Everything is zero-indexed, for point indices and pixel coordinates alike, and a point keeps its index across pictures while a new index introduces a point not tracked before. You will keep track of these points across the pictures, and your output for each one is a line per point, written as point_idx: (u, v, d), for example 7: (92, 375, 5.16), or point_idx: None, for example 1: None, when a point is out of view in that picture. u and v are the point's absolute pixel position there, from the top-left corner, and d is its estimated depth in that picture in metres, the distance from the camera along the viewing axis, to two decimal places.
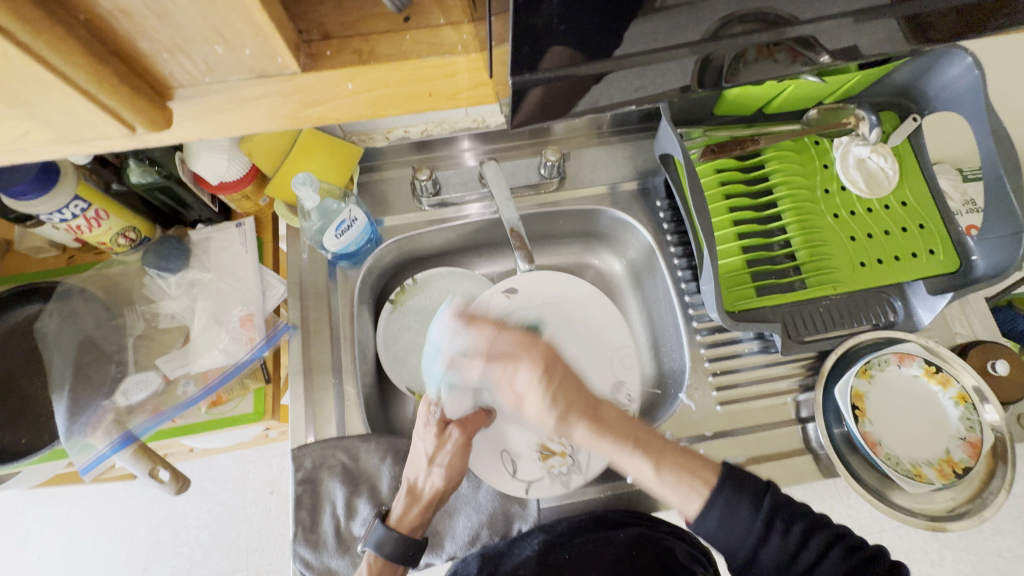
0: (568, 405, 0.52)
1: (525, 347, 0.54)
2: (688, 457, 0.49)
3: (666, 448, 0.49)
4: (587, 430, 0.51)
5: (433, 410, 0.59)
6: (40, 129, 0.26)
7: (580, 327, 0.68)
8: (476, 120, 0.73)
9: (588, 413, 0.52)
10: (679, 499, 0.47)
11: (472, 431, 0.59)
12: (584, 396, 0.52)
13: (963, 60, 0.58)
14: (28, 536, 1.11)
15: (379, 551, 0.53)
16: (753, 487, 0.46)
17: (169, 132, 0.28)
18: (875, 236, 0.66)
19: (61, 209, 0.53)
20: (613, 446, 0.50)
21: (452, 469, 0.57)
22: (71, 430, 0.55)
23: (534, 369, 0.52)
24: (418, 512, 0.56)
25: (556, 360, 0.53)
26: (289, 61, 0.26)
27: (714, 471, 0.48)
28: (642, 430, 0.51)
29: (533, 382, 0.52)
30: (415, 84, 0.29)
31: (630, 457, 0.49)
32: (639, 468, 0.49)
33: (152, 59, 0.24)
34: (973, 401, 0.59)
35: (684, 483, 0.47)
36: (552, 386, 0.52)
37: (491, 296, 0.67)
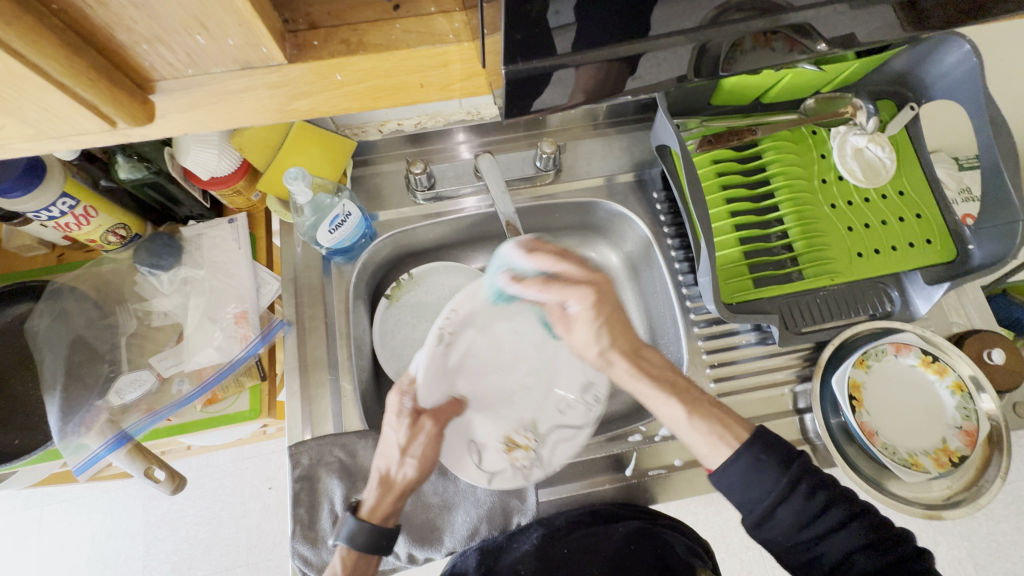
0: (613, 343, 0.57)
1: (582, 280, 0.55)
2: (722, 415, 0.52)
3: (700, 400, 0.53)
4: (630, 367, 0.56)
5: (406, 400, 0.53)
6: (17, 126, 0.25)
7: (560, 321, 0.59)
8: (471, 112, 0.72)
9: (633, 356, 0.57)
10: (704, 447, 0.51)
11: (444, 422, 0.55)
12: (628, 337, 0.58)
13: (961, 47, 0.58)
14: (26, 535, 1.10)
15: (351, 544, 0.50)
16: (786, 453, 0.46)
17: (150, 126, 0.27)
18: (873, 226, 0.66)
19: (49, 206, 0.52)
20: (652, 388, 0.55)
21: (425, 460, 0.54)
22: (64, 430, 0.55)
23: (588, 299, 0.55)
24: (392, 501, 0.53)
25: (608, 296, 0.56)
26: (273, 52, 0.25)
27: (745, 431, 0.50)
28: (679, 379, 0.55)
29: (585, 310, 0.55)
30: (406, 75, 0.28)
31: (664, 401, 0.54)
32: (671, 411, 0.53)
33: (131, 51, 0.24)
34: (969, 390, 0.59)
35: (714, 433, 0.50)
36: (601, 317, 0.56)
37: (478, 284, 0.54)
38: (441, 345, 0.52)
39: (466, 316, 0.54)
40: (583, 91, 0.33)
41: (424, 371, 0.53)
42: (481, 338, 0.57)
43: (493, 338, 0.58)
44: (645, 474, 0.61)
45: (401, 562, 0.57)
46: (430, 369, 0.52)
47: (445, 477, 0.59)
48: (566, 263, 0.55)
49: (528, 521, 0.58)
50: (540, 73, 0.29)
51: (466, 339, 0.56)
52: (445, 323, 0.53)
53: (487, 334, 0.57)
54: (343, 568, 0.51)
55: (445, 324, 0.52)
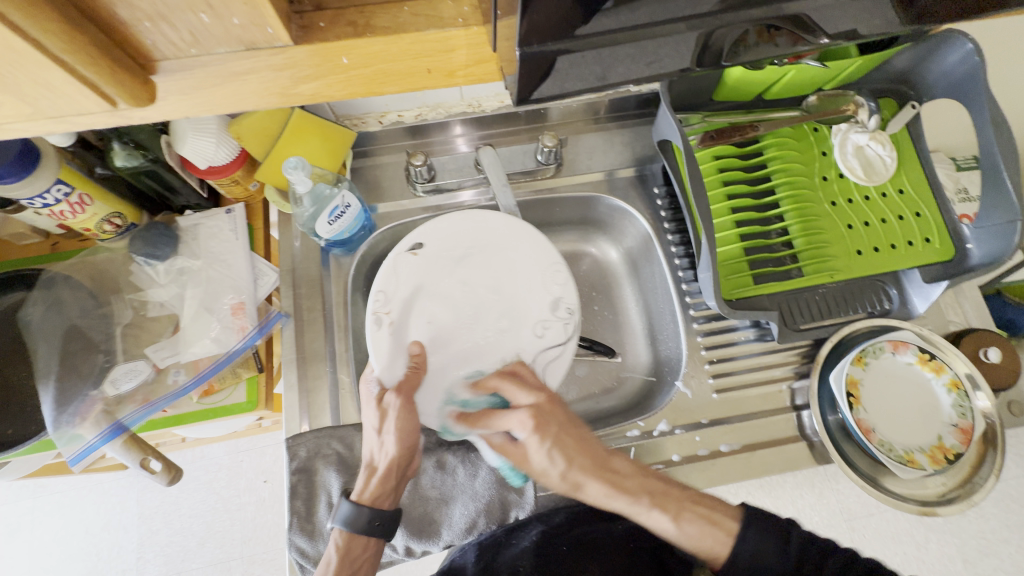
0: (571, 463, 0.50)
1: (520, 401, 0.53)
2: (708, 508, 0.51)
3: (682, 500, 0.51)
4: (604, 488, 0.50)
5: (371, 385, 0.54)
6: (15, 104, 0.24)
7: (509, 255, 0.62)
8: (472, 105, 0.72)
9: (602, 472, 0.51)
10: (702, 549, 0.49)
11: (410, 390, 0.54)
12: (588, 453, 0.51)
13: (963, 46, 0.58)
14: (18, 526, 1.10)
15: (347, 526, 0.51)
16: (771, 526, 0.48)
17: (151, 107, 0.26)
18: (872, 224, 0.66)
19: (43, 193, 0.51)
20: (629, 504, 0.50)
21: (404, 433, 0.52)
22: (59, 420, 0.54)
23: (527, 422, 0.50)
24: (380, 484, 0.52)
25: (553, 413, 0.52)
26: (279, 33, 0.25)
27: (734, 518, 0.50)
28: (654, 483, 0.52)
29: (528, 437, 0.50)
30: (414, 59, 0.28)
31: (647, 512, 0.51)
32: (658, 521, 0.51)
33: (133, 28, 0.23)
34: (966, 387, 0.60)
35: (706, 532, 0.49)
36: (548, 441, 0.49)
37: (398, 258, 0.60)
38: (381, 327, 0.57)
39: (402, 293, 0.59)
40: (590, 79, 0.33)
41: (375, 356, 0.55)
42: (437, 302, 0.59)
43: (444, 299, 0.60)
44: None
45: (398, 555, 0.57)
46: (382, 352, 0.56)
47: (443, 470, 0.59)
48: (507, 387, 0.54)
49: (525, 516, 0.59)
50: (547, 58, 0.28)
51: (416, 309, 0.59)
52: (380, 306, 0.58)
53: (439, 296, 0.60)
54: (337, 554, 0.50)
55: (378, 307, 0.58)
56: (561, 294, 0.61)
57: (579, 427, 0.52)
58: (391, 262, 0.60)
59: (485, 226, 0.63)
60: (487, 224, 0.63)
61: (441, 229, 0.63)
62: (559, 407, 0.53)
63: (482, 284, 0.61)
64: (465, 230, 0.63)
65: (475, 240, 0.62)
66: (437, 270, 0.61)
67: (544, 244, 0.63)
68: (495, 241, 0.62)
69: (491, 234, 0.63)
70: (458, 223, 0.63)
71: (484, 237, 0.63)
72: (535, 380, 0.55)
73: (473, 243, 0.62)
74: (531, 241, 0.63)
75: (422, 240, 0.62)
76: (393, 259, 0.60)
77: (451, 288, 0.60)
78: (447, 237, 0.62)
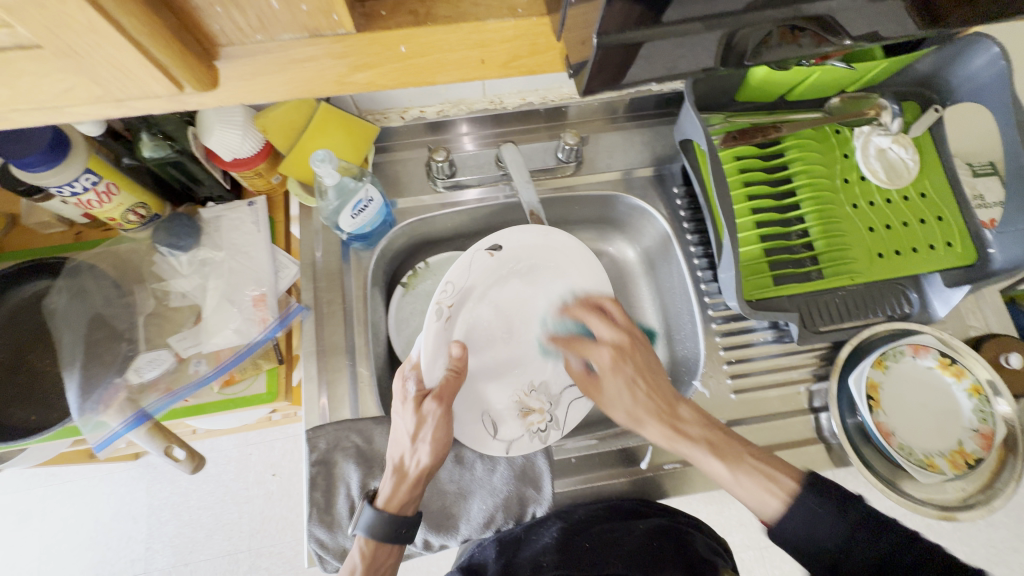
0: (643, 400, 0.58)
1: (607, 334, 0.61)
2: (766, 463, 0.52)
3: (740, 454, 0.53)
4: (662, 430, 0.56)
5: (409, 385, 0.53)
6: (81, 88, 0.24)
7: (567, 284, 0.63)
8: (493, 102, 0.72)
9: (667, 416, 0.57)
10: (753, 501, 0.51)
11: (452, 398, 0.53)
12: (662, 394, 0.58)
13: (990, 49, 0.58)
14: (29, 514, 1.10)
15: (369, 535, 0.51)
16: (839, 497, 0.47)
17: (213, 93, 0.27)
18: (894, 227, 0.65)
19: (72, 181, 0.51)
20: (689, 447, 0.55)
21: (438, 444, 0.53)
22: (83, 407, 0.54)
23: (609, 357, 0.59)
24: (408, 490, 0.53)
25: (633, 356, 0.59)
26: (343, 21, 0.25)
27: (794, 479, 0.50)
28: (718, 435, 0.55)
29: (607, 370, 0.59)
30: (469, 48, 0.28)
31: (705, 459, 0.54)
32: (717, 469, 0.54)
33: (203, 14, 0.23)
34: (987, 393, 0.59)
35: (763, 488, 0.51)
36: (625, 375, 0.59)
37: (475, 256, 0.56)
38: (441, 320, 0.53)
39: (463, 290, 0.56)
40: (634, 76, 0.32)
41: (425, 353, 0.53)
42: (485, 306, 0.59)
43: (492, 304, 0.60)
44: (660, 468, 0.62)
45: (417, 548, 0.57)
46: (431, 346, 0.53)
47: (461, 465, 0.59)
48: (592, 318, 0.61)
49: (544, 512, 0.58)
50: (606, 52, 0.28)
51: (466, 310, 0.57)
52: (443, 298, 0.54)
53: (487, 302, 0.59)
54: (362, 561, 0.51)
55: (442, 298, 0.54)
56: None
57: (656, 369, 0.60)
58: (467, 257, 0.56)
59: (561, 251, 0.62)
60: (554, 242, 0.61)
61: (521, 237, 0.59)
62: (643, 347, 0.61)
63: (528, 298, 0.62)
64: (539, 245, 0.60)
65: (545, 261, 0.62)
66: (499, 278, 0.59)
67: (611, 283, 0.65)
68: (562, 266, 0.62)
69: (560, 256, 0.62)
70: (530, 235, 0.60)
71: (548, 255, 0.62)
72: (621, 317, 0.62)
73: (535, 261, 0.61)
74: (578, 251, 0.63)
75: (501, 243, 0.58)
76: (470, 255, 0.56)
77: (501, 298, 0.60)
78: (520, 248, 0.60)
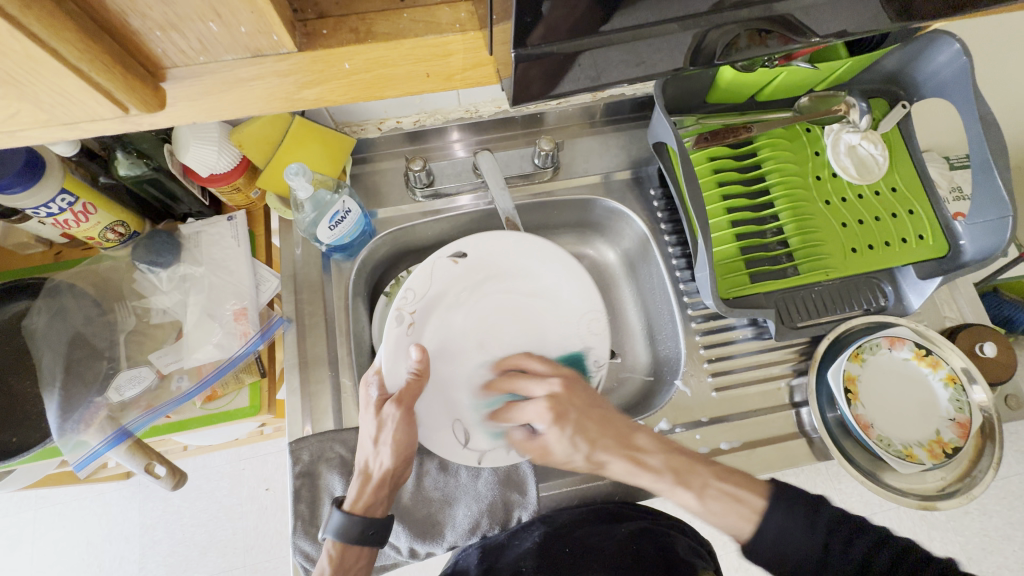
0: (594, 445, 0.55)
1: (540, 392, 0.58)
2: (734, 485, 0.51)
3: (707, 477, 0.53)
4: (626, 464, 0.55)
5: (372, 390, 0.55)
6: (30, 112, 0.25)
7: (540, 290, 0.64)
8: (468, 110, 0.74)
9: (626, 451, 0.55)
10: (727, 526, 0.50)
11: (411, 401, 0.55)
12: (608, 432, 0.56)
13: (951, 47, 0.59)
14: (19, 538, 1.09)
15: (340, 536, 0.51)
16: (809, 506, 0.47)
17: (161, 113, 0.27)
18: (866, 222, 0.67)
19: (48, 202, 0.52)
20: (654, 479, 0.54)
21: (400, 445, 0.54)
22: (63, 427, 0.54)
23: (544, 413, 0.56)
24: (373, 491, 0.54)
25: (570, 400, 0.57)
26: (284, 40, 0.25)
27: (762, 496, 0.50)
28: (680, 460, 0.55)
29: (547, 428, 0.56)
30: (413, 64, 0.28)
31: (671, 489, 0.53)
32: (682, 498, 0.53)
33: (145, 38, 0.24)
34: (962, 381, 0.60)
35: (730, 504, 0.50)
36: (569, 428, 0.55)
37: (437, 262, 0.60)
38: (402, 325, 0.57)
39: (427, 297, 0.60)
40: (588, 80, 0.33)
41: (386, 357, 0.56)
42: (456, 314, 0.62)
43: (462, 313, 0.62)
44: None
45: (402, 557, 0.57)
46: (392, 350, 0.56)
47: (445, 472, 0.60)
48: (521, 380, 0.59)
49: (530, 516, 0.58)
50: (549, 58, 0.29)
51: (434, 318, 0.60)
52: (404, 304, 0.58)
53: (459, 310, 0.62)
54: (330, 564, 0.51)
55: (402, 304, 0.58)
56: (593, 343, 0.63)
57: (598, 408, 0.58)
58: (429, 264, 0.60)
59: (535, 259, 0.63)
60: (523, 248, 0.62)
61: (486, 246, 0.62)
62: (581, 394, 0.58)
63: (502, 309, 0.63)
64: (512, 253, 0.63)
65: (516, 271, 0.64)
66: (467, 286, 0.62)
67: (587, 289, 0.63)
68: (534, 275, 0.64)
69: (534, 267, 0.64)
70: (497, 244, 0.62)
71: (518, 263, 0.64)
72: (543, 365, 0.61)
73: (502, 272, 0.63)
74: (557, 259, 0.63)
75: (465, 251, 0.62)
76: (432, 263, 0.61)
77: (473, 308, 0.62)
78: (487, 257, 0.63)
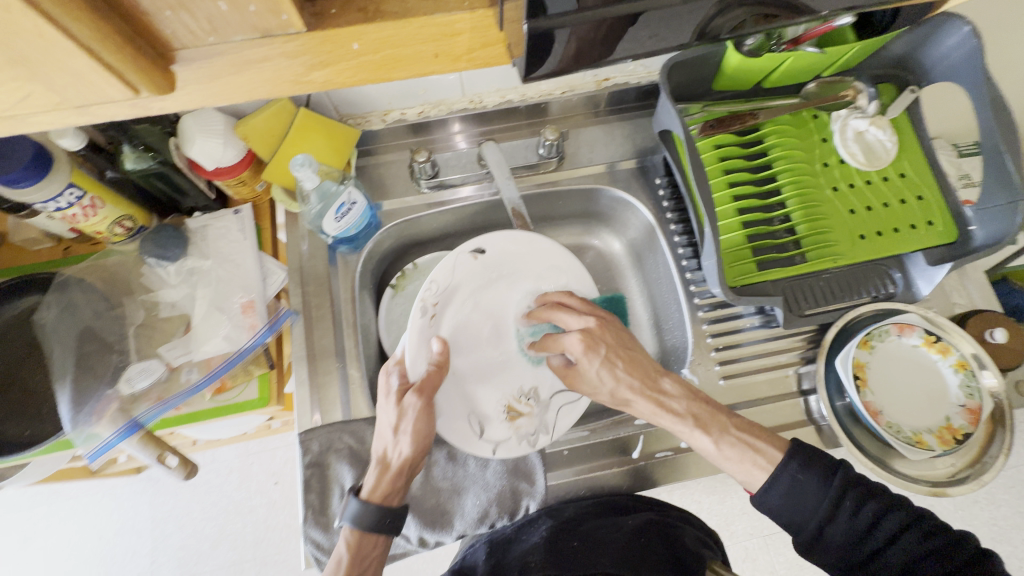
0: (625, 381, 0.56)
1: (574, 326, 0.59)
2: (752, 435, 0.53)
3: (728, 426, 0.54)
4: (650, 406, 0.56)
5: (392, 378, 0.54)
6: (39, 94, 0.25)
7: (550, 287, 0.64)
8: (473, 101, 0.72)
9: (652, 392, 0.56)
10: (741, 473, 0.53)
11: (432, 391, 0.53)
12: (641, 371, 0.57)
13: (961, 29, 0.58)
14: (33, 532, 1.11)
15: (356, 524, 0.51)
16: (826, 466, 0.48)
17: (171, 95, 0.27)
18: (874, 209, 0.66)
19: (56, 197, 0.52)
20: (677, 421, 0.55)
21: (419, 435, 0.52)
22: (76, 419, 0.54)
23: (578, 343, 0.57)
24: (390, 481, 0.53)
25: (602, 336, 0.58)
26: (293, 20, 0.25)
27: (779, 449, 0.52)
28: (703, 408, 0.55)
29: (579, 358, 0.57)
30: (422, 44, 0.28)
31: (691, 432, 0.54)
32: (701, 442, 0.54)
33: (154, 18, 0.24)
34: (972, 367, 0.59)
35: (746, 458, 0.52)
36: (600, 357, 0.56)
37: (459, 257, 0.58)
38: (425, 316, 0.55)
39: (446, 288, 0.57)
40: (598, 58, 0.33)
41: (409, 349, 0.54)
42: (472, 306, 0.60)
43: (477, 306, 0.61)
44: (652, 457, 0.62)
45: (412, 545, 0.58)
46: (415, 340, 0.54)
47: (454, 462, 0.60)
48: (556, 316, 0.60)
49: (537, 505, 0.59)
50: None
51: (452, 310, 0.58)
52: (428, 296, 0.55)
53: (474, 304, 0.60)
54: (348, 550, 0.51)
55: (426, 295, 0.55)
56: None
57: (628, 348, 0.58)
58: (451, 258, 0.58)
59: (544, 254, 0.64)
60: (536, 249, 0.63)
61: (504, 242, 0.61)
62: (614, 330, 0.59)
63: (514, 304, 0.63)
64: (524, 249, 0.63)
65: (526, 268, 0.63)
66: (484, 279, 0.61)
67: (586, 287, 0.65)
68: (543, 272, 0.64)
69: (544, 263, 0.64)
70: (513, 243, 0.62)
71: (528, 261, 0.63)
72: (579, 304, 0.62)
73: (515, 269, 0.63)
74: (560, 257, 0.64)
75: (484, 247, 0.60)
76: (455, 257, 0.58)
77: (486, 302, 0.61)
78: (505, 252, 0.62)
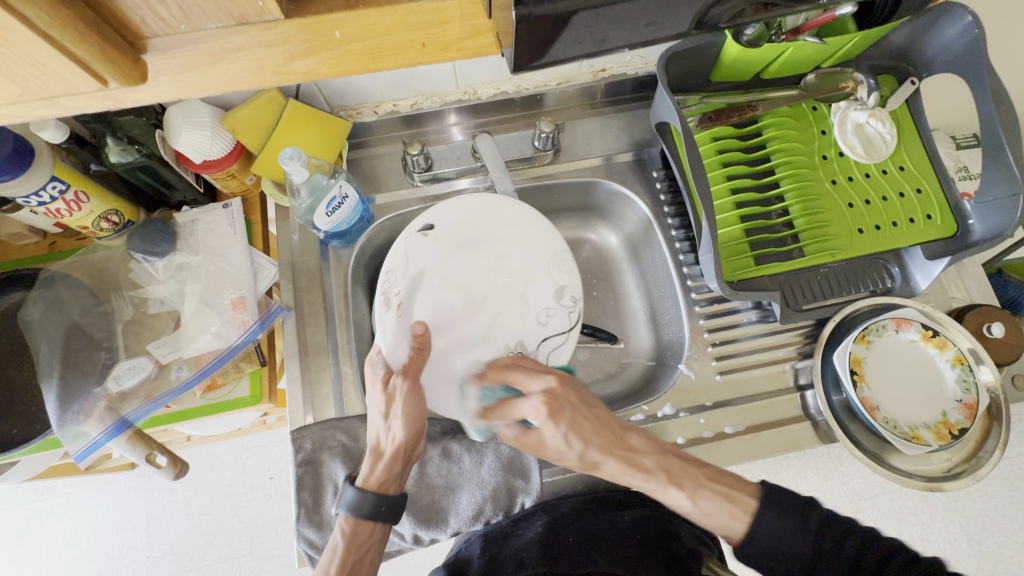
0: (589, 445, 0.51)
1: (531, 387, 0.53)
2: (726, 485, 0.51)
3: (697, 476, 0.51)
4: (621, 466, 0.52)
5: (376, 368, 0.55)
6: (3, 85, 0.24)
7: (518, 246, 0.63)
8: (467, 92, 0.71)
9: (619, 452, 0.52)
10: (719, 525, 0.50)
11: (417, 372, 0.55)
12: (603, 433, 0.52)
13: (963, 18, 0.56)
14: (27, 528, 1.10)
15: (353, 511, 0.51)
16: (797, 508, 0.47)
17: (143, 86, 0.26)
18: (873, 202, 0.65)
19: (39, 190, 0.51)
20: (646, 480, 0.51)
21: (410, 417, 0.52)
22: (62, 418, 0.54)
23: (541, 408, 0.51)
24: (386, 468, 0.52)
25: (566, 397, 0.52)
26: (269, 6, 0.24)
27: (752, 496, 0.49)
28: (673, 461, 0.52)
29: (543, 423, 0.51)
30: (408, 33, 0.27)
31: (665, 490, 0.51)
32: (676, 498, 0.51)
33: (122, 5, 0.23)
34: (969, 362, 0.59)
35: (724, 509, 0.49)
36: (564, 424, 0.50)
37: (410, 240, 0.61)
38: (390, 308, 0.58)
39: (409, 277, 0.60)
40: (592, 39, 0.31)
41: (384, 338, 0.57)
42: (446, 285, 0.61)
43: (450, 284, 0.61)
44: None
45: (407, 543, 0.57)
46: (392, 333, 0.57)
47: (449, 459, 0.59)
48: (514, 374, 0.55)
49: (533, 501, 0.59)
50: (548, 18, 0.27)
51: (424, 294, 0.60)
52: (388, 287, 0.59)
53: (444, 280, 0.61)
54: (343, 538, 0.50)
55: (387, 287, 0.59)
56: (566, 282, 0.62)
57: (592, 408, 0.53)
58: (403, 244, 0.61)
59: (499, 210, 0.63)
60: (492, 209, 0.63)
61: (453, 215, 0.63)
62: (570, 391, 0.53)
63: (483, 270, 0.62)
64: (479, 213, 0.63)
65: (484, 232, 0.63)
66: (445, 255, 0.62)
67: (550, 234, 0.63)
68: (500, 228, 0.63)
69: (506, 228, 0.63)
70: (460, 212, 0.63)
71: (489, 223, 0.63)
72: (535, 364, 0.56)
73: (478, 236, 0.63)
74: (524, 219, 0.63)
75: (433, 222, 0.62)
76: (404, 242, 0.61)
77: (457, 277, 0.62)
78: (458, 225, 0.63)
